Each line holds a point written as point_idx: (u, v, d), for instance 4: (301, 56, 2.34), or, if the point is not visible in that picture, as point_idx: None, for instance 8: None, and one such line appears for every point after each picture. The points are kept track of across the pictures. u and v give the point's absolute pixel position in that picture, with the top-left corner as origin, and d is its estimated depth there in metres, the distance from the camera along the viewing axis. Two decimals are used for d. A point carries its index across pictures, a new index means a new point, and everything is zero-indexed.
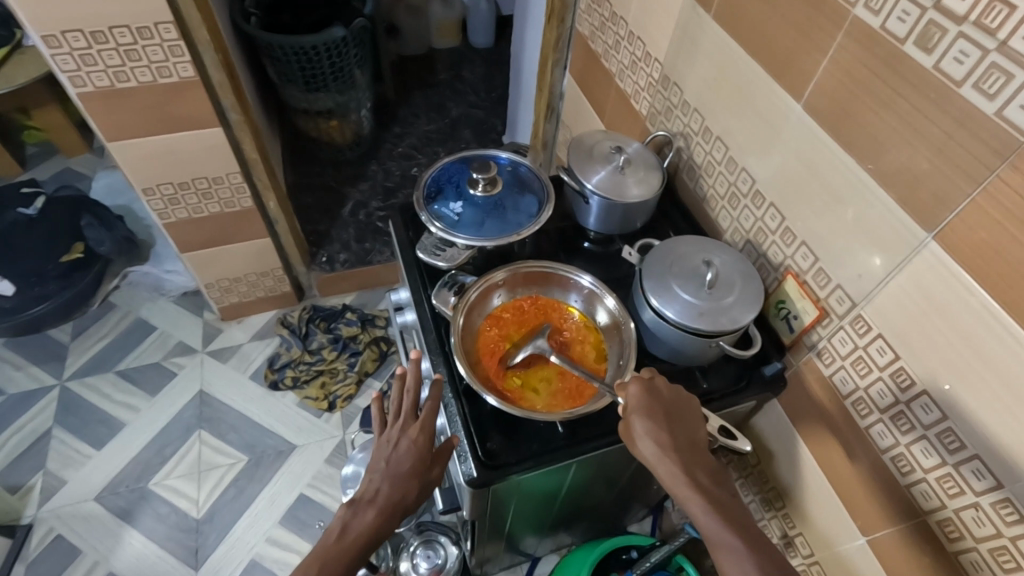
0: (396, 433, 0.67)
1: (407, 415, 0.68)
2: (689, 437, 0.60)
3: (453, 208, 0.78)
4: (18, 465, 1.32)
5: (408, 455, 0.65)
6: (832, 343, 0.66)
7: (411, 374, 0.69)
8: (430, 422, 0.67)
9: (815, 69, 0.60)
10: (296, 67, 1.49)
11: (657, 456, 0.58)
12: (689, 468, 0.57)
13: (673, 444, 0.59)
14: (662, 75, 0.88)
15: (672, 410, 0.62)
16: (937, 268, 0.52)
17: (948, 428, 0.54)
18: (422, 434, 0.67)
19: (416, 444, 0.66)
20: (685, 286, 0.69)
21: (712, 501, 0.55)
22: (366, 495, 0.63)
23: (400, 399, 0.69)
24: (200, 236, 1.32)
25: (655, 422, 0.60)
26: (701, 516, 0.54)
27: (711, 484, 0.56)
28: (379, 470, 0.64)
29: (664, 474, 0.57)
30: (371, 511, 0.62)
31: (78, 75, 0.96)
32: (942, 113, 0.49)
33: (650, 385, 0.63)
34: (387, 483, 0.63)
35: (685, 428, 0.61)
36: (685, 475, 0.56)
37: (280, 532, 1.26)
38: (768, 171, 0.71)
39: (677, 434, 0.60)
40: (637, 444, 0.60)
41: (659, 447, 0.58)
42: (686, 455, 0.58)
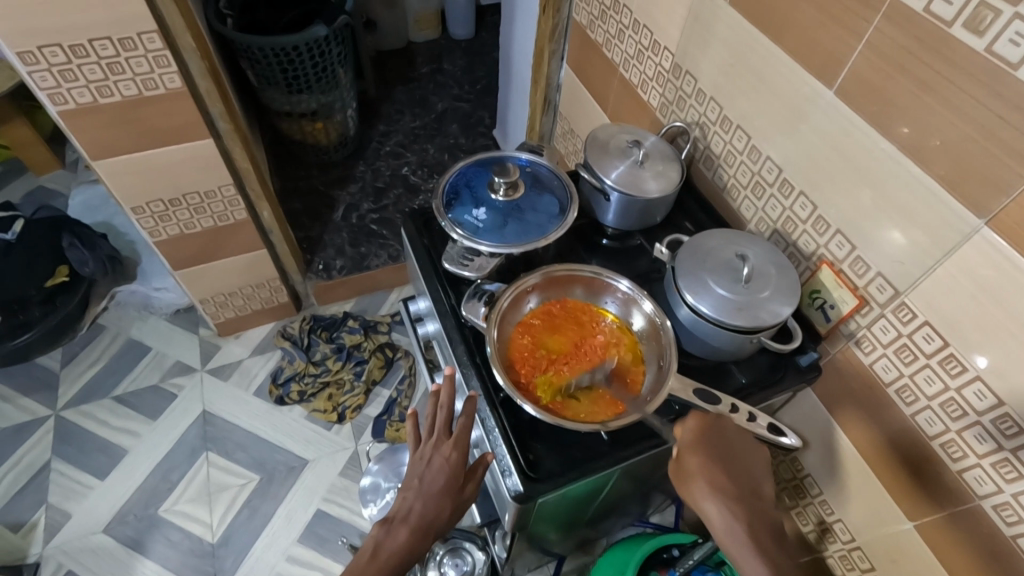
0: (429, 449, 0.65)
1: (440, 431, 0.66)
2: (750, 483, 0.61)
3: (475, 214, 0.75)
4: (17, 502, 1.26)
5: (442, 473, 0.63)
6: (873, 331, 0.65)
7: (446, 390, 0.66)
8: (464, 437, 0.65)
9: (850, 55, 0.58)
10: (278, 69, 1.44)
11: (716, 506, 0.59)
12: (746, 520, 0.58)
13: (735, 494, 0.59)
14: (673, 63, 0.86)
15: (734, 453, 0.62)
16: (991, 254, 0.51)
17: (1004, 413, 0.54)
18: (455, 450, 0.64)
19: (449, 460, 0.64)
20: (720, 281, 0.68)
21: (764, 551, 0.56)
22: (399, 513, 0.61)
23: (433, 415, 0.67)
24: (193, 252, 1.27)
25: (715, 470, 0.60)
26: (751, 566, 0.56)
27: (765, 533, 0.58)
28: (413, 487, 0.63)
29: (719, 525, 0.58)
30: (405, 530, 0.60)
31: (58, 92, 0.90)
32: (995, 96, 0.48)
33: (711, 425, 0.63)
34: (421, 501, 0.61)
35: (745, 473, 0.61)
36: (743, 526, 0.58)
37: (300, 550, 1.23)
38: (796, 160, 0.69)
39: (738, 483, 0.60)
40: (692, 488, 0.61)
41: (717, 496, 0.59)
42: (744, 503, 0.59)
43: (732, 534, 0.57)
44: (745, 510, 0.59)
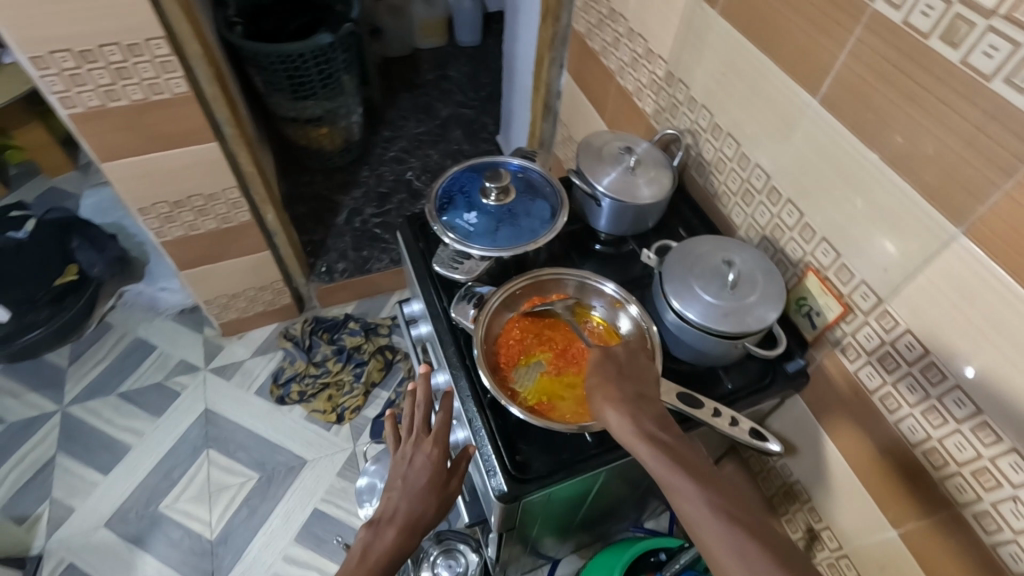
0: (410, 448, 0.68)
1: (419, 429, 0.69)
2: (640, 391, 0.60)
3: (466, 219, 0.76)
4: (23, 496, 1.29)
5: (425, 470, 0.66)
6: (857, 338, 0.66)
7: (421, 388, 0.71)
8: (443, 434, 0.68)
9: (833, 65, 0.59)
10: (284, 75, 1.47)
11: (614, 413, 0.58)
12: (645, 423, 0.56)
13: (633, 401, 0.59)
14: (667, 72, 0.88)
15: (627, 367, 0.62)
16: (968, 263, 0.52)
17: (983, 421, 0.54)
18: (436, 446, 0.67)
19: (431, 457, 0.66)
20: (706, 287, 0.68)
21: (665, 448, 0.54)
22: (385, 514, 0.63)
23: (412, 414, 0.71)
24: (197, 253, 1.30)
25: (608, 380, 0.60)
26: (655, 466, 0.54)
27: (665, 433, 0.56)
28: (398, 488, 0.65)
29: (620, 430, 0.57)
30: (392, 530, 0.62)
31: (68, 96, 0.93)
32: (970, 107, 0.48)
33: (606, 351, 0.63)
34: (406, 500, 0.64)
35: (634, 383, 0.61)
36: (639, 427, 0.56)
37: (297, 549, 1.24)
38: (784, 167, 0.70)
39: (628, 391, 0.60)
40: (596, 410, 0.60)
41: (617, 403, 0.58)
42: (641, 409, 0.58)
43: (635, 438, 0.56)
44: (642, 412, 0.57)
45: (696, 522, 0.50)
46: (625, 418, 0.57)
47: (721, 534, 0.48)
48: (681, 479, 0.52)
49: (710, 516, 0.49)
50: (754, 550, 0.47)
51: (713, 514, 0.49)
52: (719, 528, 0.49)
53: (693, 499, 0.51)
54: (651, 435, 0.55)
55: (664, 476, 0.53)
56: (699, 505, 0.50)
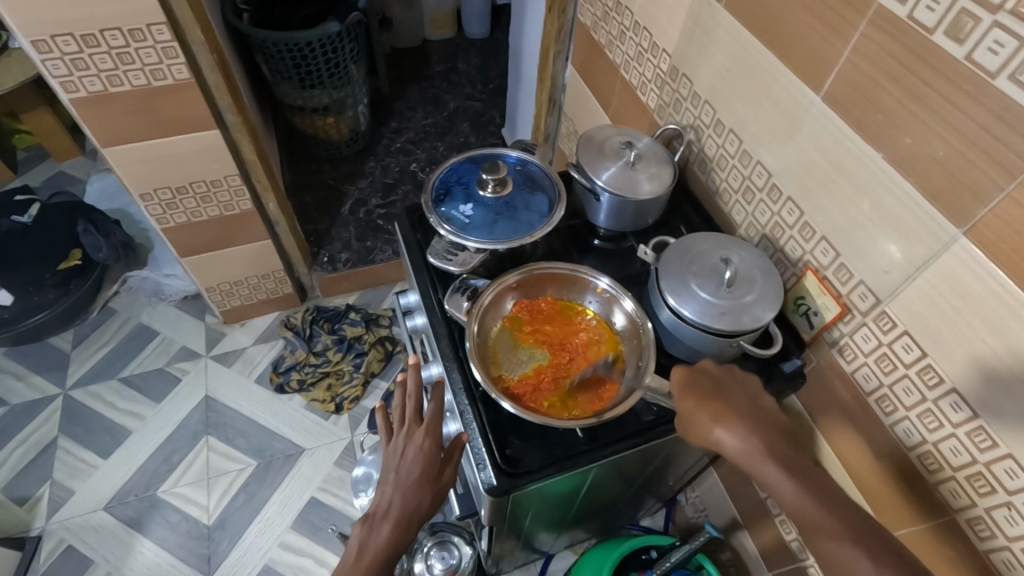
0: (402, 440, 0.66)
1: (411, 421, 0.68)
2: (755, 406, 0.59)
3: (463, 210, 0.76)
4: (24, 477, 1.30)
5: (417, 462, 0.64)
6: (855, 339, 0.65)
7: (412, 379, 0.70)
8: (435, 424, 0.67)
9: (837, 60, 0.58)
10: (290, 63, 1.46)
11: (725, 432, 0.58)
12: (764, 440, 0.56)
13: (750, 420, 0.58)
14: (671, 66, 0.86)
15: (730, 385, 0.61)
16: (968, 264, 0.51)
17: (979, 426, 0.53)
18: (427, 438, 0.66)
19: (423, 449, 0.65)
20: (703, 285, 0.68)
21: (793, 473, 0.53)
22: (379, 509, 0.62)
23: (403, 406, 0.70)
24: (200, 240, 1.30)
25: (708, 399, 0.60)
26: (784, 493, 0.53)
27: (791, 453, 0.55)
28: (391, 481, 0.64)
29: (735, 450, 0.57)
30: (387, 524, 0.61)
31: (70, 80, 0.93)
32: (975, 105, 0.47)
33: (690, 372, 0.63)
34: (400, 493, 0.63)
35: (750, 400, 0.60)
36: (763, 448, 0.55)
37: (292, 537, 1.25)
38: (786, 164, 0.69)
39: (735, 405, 0.59)
40: (705, 435, 0.59)
41: (735, 425, 0.57)
42: (762, 425, 0.57)
43: (759, 461, 0.55)
44: (761, 431, 0.57)
45: (839, 561, 0.48)
46: (746, 440, 0.56)
47: (870, 572, 0.47)
48: (816, 505, 0.51)
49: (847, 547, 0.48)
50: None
51: (851, 544, 0.48)
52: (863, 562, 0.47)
53: (827, 527, 0.50)
54: (778, 459, 0.54)
55: (797, 504, 0.52)
56: (837, 537, 0.49)
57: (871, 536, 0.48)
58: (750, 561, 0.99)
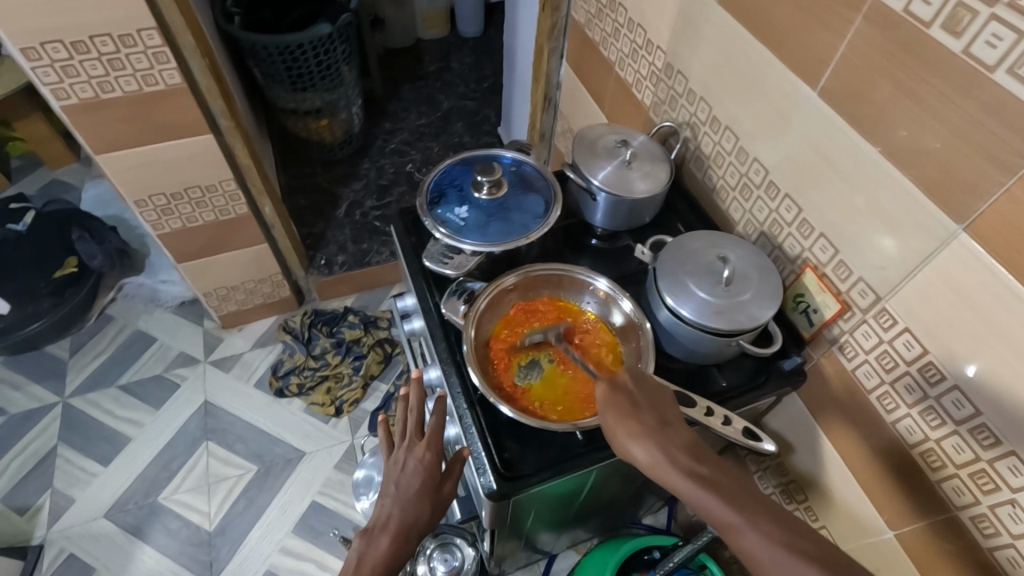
0: (403, 454, 0.67)
1: (412, 435, 0.68)
2: (666, 420, 0.56)
3: (458, 213, 0.75)
4: (24, 486, 1.30)
5: (418, 475, 0.65)
6: (855, 337, 0.64)
7: (414, 392, 0.70)
8: (436, 437, 0.67)
9: (831, 56, 0.58)
10: (283, 66, 1.45)
11: (637, 445, 0.54)
12: (673, 453, 0.53)
13: (659, 431, 0.55)
14: (665, 63, 0.86)
15: (636, 392, 0.59)
16: (968, 261, 0.50)
17: (981, 423, 0.53)
18: (428, 450, 0.66)
19: (423, 461, 0.65)
20: (700, 283, 0.67)
21: (701, 478, 0.50)
22: (379, 521, 0.62)
23: (405, 420, 0.70)
24: (195, 245, 1.29)
25: (624, 414, 0.57)
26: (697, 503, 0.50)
27: (699, 464, 0.52)
28: (390, 493, 0.64)
29: (648, 463, 0.53)
30: (386, 537, 0.60)
31: (60, 87, 0.92)
32: (972, 99, 0.46)
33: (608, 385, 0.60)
34: (399, 506, 0.62)
35: (657, 412, 0.57)
36: (669, 458, 0.52)
37: (293, 541, 1.25)
38: (782, 161, 0.68)
39: (646, 418, 0.56)
40: (626, 454, 0.56)
41: (640, 441, 0.55)
42: (671, 438, 0.54)
43: (669, 470, 0.52)
44: (667, 439, 0.54)
45: (757, 560, 0.45)
46: (650, 457, 0.53)
47: (784, 563, 0.44)
48: (727, 514, 0.48)
49: (768, 550, 0.45)
50: None
51: (766, 544, 0.45)
52: (788, 562, 0.44)
53: (743, 537, 0.47)
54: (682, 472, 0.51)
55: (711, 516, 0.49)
56: (756, 541, 0.46)
57: (783, 533, 0.46)
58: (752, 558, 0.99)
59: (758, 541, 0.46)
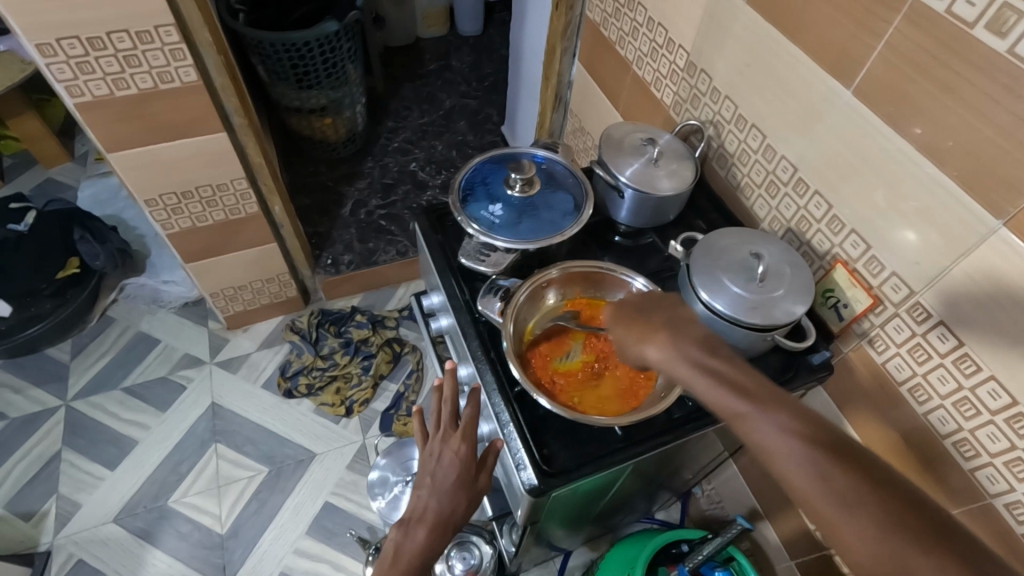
0: (438, 444, 0.67)
1: (447, 426, 0.68)
2: (676, 318, 0.59)
3: (490, 211, 0.75)
4: (28, 491, 1.27)
5: (453, 468, 0.65)
6: (887, 330, 0.66)
7: (448, 384, 0.69)
8: (471, 430, 0.66)
9: (868, 56, 0.59)
10: (289, 64, 1.44)
11: (651, 344, 0.57)
12: (687, 349, 0.55)
13: (671, 332, 0.57)
14: (688, 62, 0.87)
15: (652, 304, 0.61)
16: (1008, 255, 0.52)
17: (1018, 412, 0.54)
18: (464, 442, 0.65)
19: (459, 454, 0.65)
20: (734, 279, 0.68)
21: (714, 374, 0.53)
22: (416, 512, 0.63)
23: (440, 410, 0.69)
24: (204, 245, 1.28)
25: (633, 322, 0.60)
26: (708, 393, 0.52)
27: (713, 359, 0.54)
28: (426, 485, 0.64)
29: (661, 359, 0.56)
30: (423, 529, 0.61)
31: (75, 84, 0.91)
32: (1016, 98, 0.48)
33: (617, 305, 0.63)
34: (435, 498, 0.63)
35: (666, 312, 0.60)
36: (684, 358, 0.55)
37: (308, 543, 1.24)
38: (812, 159, 0.70)
39: (660, 320, 0.59)
40: (642, 354, 0.58)
41: (662, 339, 0.57)
42: (683, 336, 0.57)
43: (685, 367, 0.54)
44: (681, 338, 0.56)
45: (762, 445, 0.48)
46: (673, 352, 0.56)
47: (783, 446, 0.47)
48: (739, 403, 0.50)
49: (775, 436, 0.47)
50: (830, 466, 0.45)
51: (776, 430, 0.47)
52: (793, 447, 0.46)
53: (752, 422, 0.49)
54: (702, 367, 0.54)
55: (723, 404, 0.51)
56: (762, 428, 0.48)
57: (792, 418, 0.48)
58: (770, 551, 1.01)
59: (769, 426, 0.48)
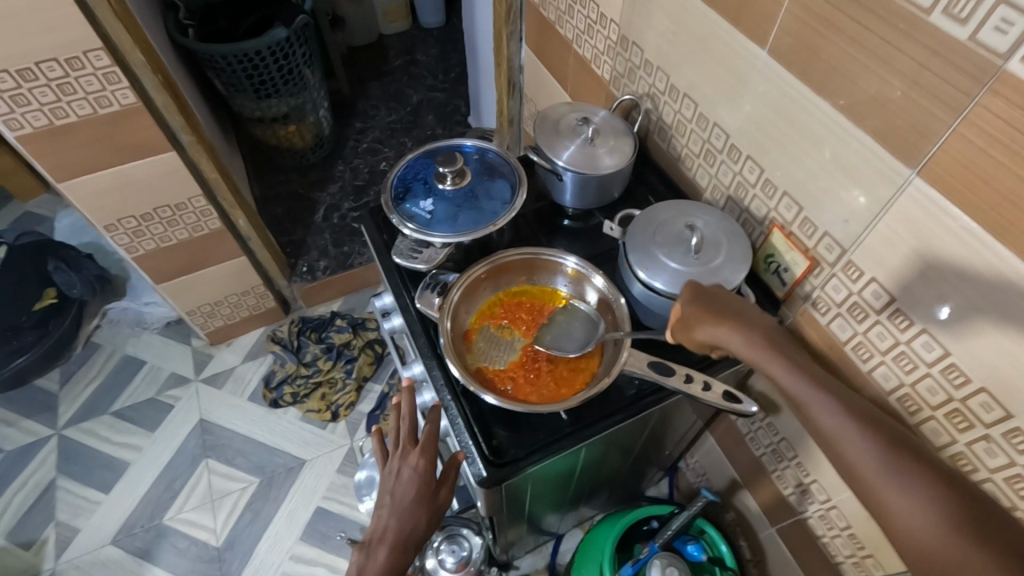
0: (397, 462, 0.65)
1: (405, 442, 0.66)
2: (764, 326, 0.57)
3: (424, 206, 0.75)
4: (27, 521, 1.30)
5: (412, 484, 0.63)
6: (826, 291, 0.65)
7: (406, 401, 0.67)
8: (431, 444, 0.65)
9: (777, 13, 0.57)
10: (243, 75, 1.44)
11: (751, 348, 0.56)
12: (797, 365, 0.53)
13: (774, 347, 0.55)
14: (620, 36, 0.85)
15: (733, 309, 0.59)
16: (925, 206, 0.51)
17: (951, 363, 0.53)
18: (422, 458, 0.64)
19: (418, 470, 0.64)
20: (671, 253, 0.68)
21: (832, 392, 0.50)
22: (376, 533, 0.62)
23: (398, 428, 0.68)
24: (173, 265, 1.28)
25: (725, 324, 0.58)
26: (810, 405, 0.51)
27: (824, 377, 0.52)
28: (386, 504, 0.63)
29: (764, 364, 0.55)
30: (384, 549, 0.61)
31: (13, 118, 0.90)
32: (914, 44, 0.47)
33: (696, 287, 0.62)
34: (396, 516, 0.62)
35: (758, 324, 0.57)
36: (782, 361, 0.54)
37: (303, 548, 1.26)
38: (742, 123, 0.68)
39: (758, 328, 0.57)
40: (703, 341, 0.60)
41: (792, 367, 0.53)
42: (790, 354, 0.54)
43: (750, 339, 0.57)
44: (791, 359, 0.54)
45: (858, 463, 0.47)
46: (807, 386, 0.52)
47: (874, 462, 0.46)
48: (871, 457, 0.46)
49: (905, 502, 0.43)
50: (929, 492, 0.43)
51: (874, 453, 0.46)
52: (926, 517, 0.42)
53: (897, 501, 0.44)
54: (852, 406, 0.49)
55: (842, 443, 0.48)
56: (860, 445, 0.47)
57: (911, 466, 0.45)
58: (752, 518, 1.02)
59: (898, 488, 0.44)
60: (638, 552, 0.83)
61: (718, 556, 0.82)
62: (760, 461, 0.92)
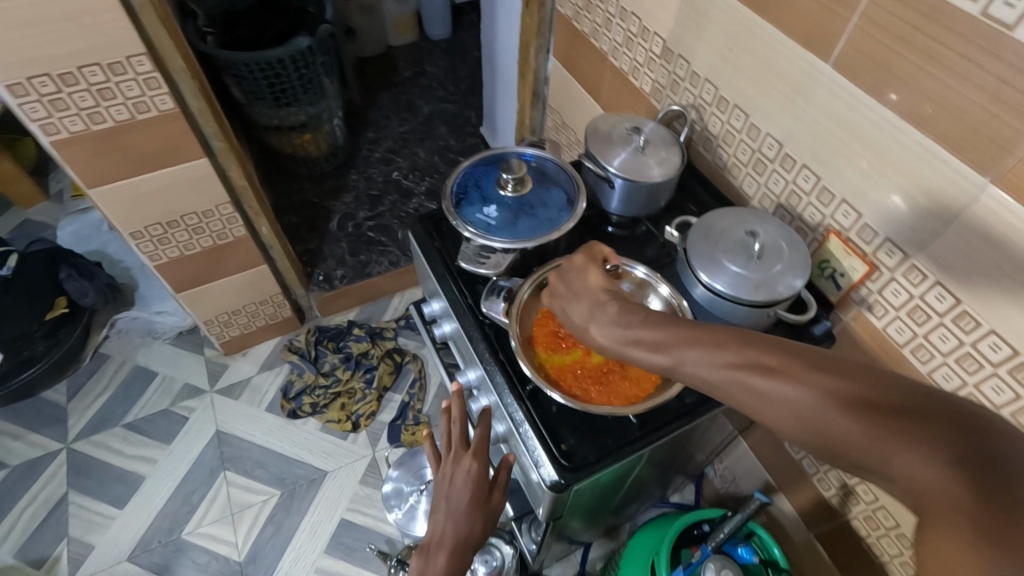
0: (450, 467, 0.66)
1: (458, 446, 0.68)
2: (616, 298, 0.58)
3: (486, 212, 0.76)
4: (38, 538, 1.25)
5: (467, 487, 0.65)
6: (885, 295, 0.67)
7: (456, 405, 0.70)
8: (482, 448, 0.67)
9: (845, 28, 0.60)
10: (263, 83, 1.43)
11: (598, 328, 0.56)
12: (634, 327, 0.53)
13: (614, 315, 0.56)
14: (665, 49, 0.88)
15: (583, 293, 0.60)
16: (998, 212, 0.53)
17: (1021, 362, 0.55)
18: (475, 461, 0.66)
19: (472, 474, 0.65)
20: (733, 259, 0.69)
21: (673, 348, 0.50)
22: (433, 539, 0.62)
23: (449, 431, 0.70)
24: (193, 272, 1.26)
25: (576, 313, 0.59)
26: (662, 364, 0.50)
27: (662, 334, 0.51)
28: (442, 509, 0.64)
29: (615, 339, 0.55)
30: (443, 555, 0.60)
31: (51, 122, 0.89)
32: (998, 60, 0.49)
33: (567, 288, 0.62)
34: (453, 522, 0.62)
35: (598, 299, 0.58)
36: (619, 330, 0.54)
37: (327, 561, 1.23)
38: (799, 134, 0.71)
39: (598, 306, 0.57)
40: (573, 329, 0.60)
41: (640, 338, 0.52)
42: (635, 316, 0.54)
43: (625, 347, 0.53)
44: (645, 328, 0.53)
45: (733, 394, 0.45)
46: (740, 377, 0.44)
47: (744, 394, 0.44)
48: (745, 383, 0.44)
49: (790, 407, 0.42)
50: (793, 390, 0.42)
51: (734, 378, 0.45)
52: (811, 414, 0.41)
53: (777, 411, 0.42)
54: (836, 399, 0.40)
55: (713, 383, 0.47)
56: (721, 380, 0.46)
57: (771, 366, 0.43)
58: (786, 522, 1.04)
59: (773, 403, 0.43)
60: (689, 557, 0.84)
61: (770, 558, 0.84)
62: (800, 464, 0.94)
